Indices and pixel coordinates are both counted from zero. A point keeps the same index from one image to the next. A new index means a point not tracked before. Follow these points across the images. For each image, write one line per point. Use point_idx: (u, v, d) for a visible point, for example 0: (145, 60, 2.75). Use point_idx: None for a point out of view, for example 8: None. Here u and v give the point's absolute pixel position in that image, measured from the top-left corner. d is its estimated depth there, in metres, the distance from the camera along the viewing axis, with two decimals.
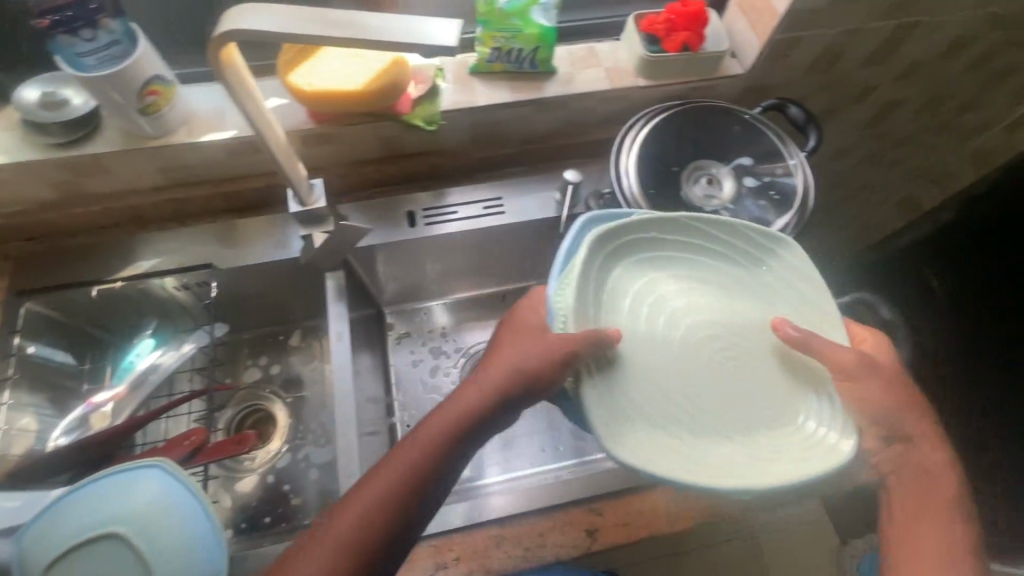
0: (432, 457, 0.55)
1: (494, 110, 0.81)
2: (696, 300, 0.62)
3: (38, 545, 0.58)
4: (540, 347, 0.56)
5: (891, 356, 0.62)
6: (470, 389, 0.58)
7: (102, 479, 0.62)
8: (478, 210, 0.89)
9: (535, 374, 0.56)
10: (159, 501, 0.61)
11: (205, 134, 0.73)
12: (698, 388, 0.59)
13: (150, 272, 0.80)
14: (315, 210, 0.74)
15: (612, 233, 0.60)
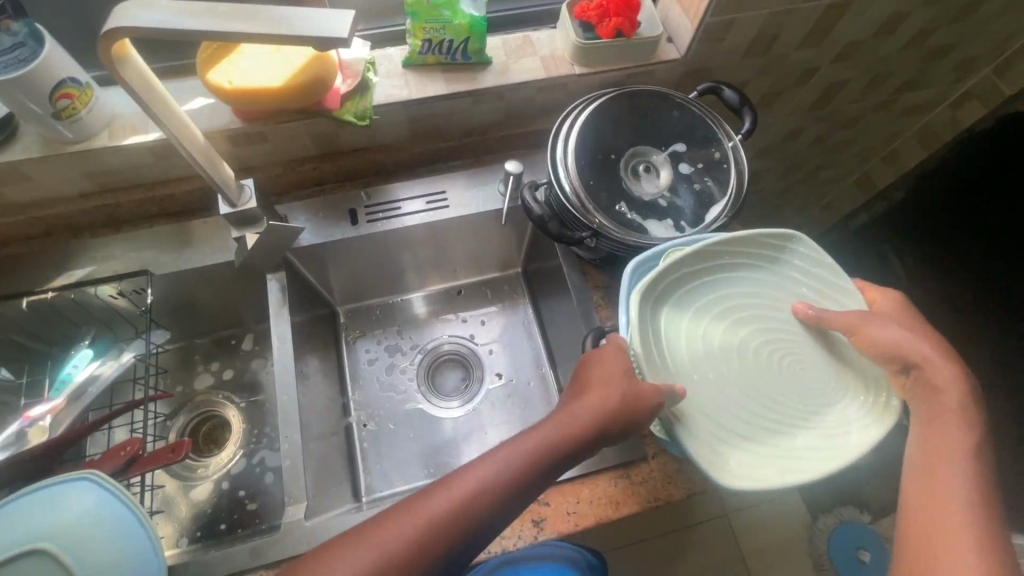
0: (508, 482, 0.53)
1: (430, 103, 0.80)
2: (743, 310, 0.65)
3: None
4: (629, 386, 0.57)
5: (904, 307, 0.64)
6: (556, 418, 0.57)
7: (27, 496, 0.60)
8: (427, 204, 0.88)
9: (624, 412, 0.56)
10: (88, 514, 0.59)
11: (128, 137, 0.72)
12: (771, 393, 0.61)
13: (83, 280, 0.78)
14: (246, 209, 0.72)
15: (657, 277, 0.63)
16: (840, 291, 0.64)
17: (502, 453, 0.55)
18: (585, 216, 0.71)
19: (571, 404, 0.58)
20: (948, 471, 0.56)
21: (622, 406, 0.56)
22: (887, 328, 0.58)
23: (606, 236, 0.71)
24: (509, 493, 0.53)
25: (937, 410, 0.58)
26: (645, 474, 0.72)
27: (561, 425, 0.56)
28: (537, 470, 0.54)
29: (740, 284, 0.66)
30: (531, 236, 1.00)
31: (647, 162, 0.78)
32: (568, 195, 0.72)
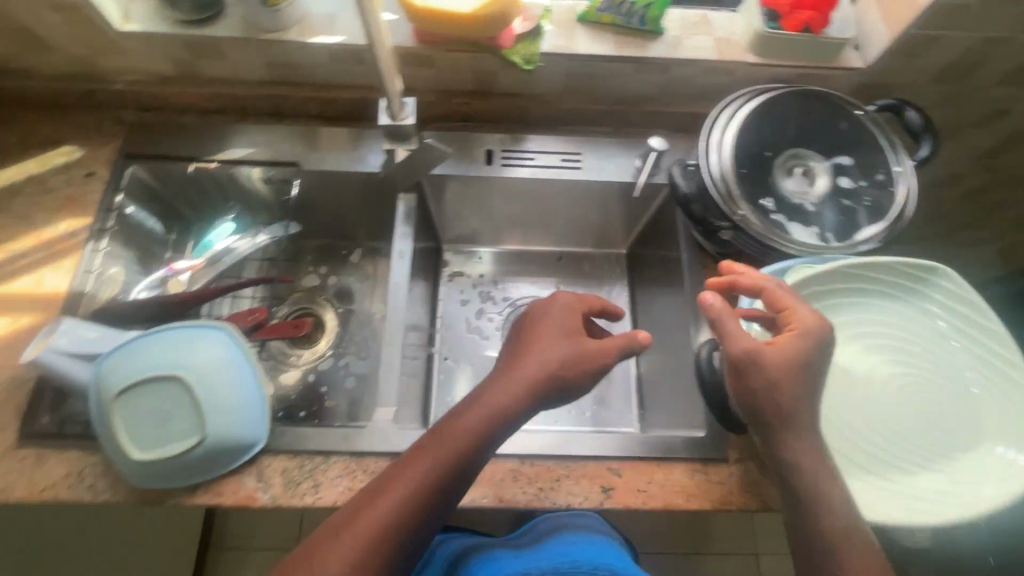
0: (463, 451, 0.56)
1: (595, 62, 0.79)
2: (872, 339, 0.62)
3: (114, 373, 0.63)
4: (570, 348, 0.62)
5: (805, 341, 0.53)
6: (496, 386, 0.60)
7: (170, 330, 0.66)
8: (559, 161, 0.88)
9: (565, 372, 0.61)
10: (218, 359, 0.65)
11: (315, 36, 0.76)
12: (891, 427, 0.58)
13: (241, 159, 0.85)
14: (402, 125, 0.76)
15: (784, 290, 0.62)
16: (983, 333, 0.60)
17: (443, 434, 0.57)
18: (727, 206, 0.69)
19: (509, 372, 0.61)
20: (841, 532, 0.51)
21: (567, 367, 0.61)
22: (762, 375, 0.52)
23: (746, 231, 0.69)
24: (469, 456, 0.56)
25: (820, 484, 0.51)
26: (722, 476, 0.70)
27: (500, 392, 0.60)
28: (489, 431, 0.58)
29: (890, 314, 0.63)
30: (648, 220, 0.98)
31: (806, 166, 0.74)
32: (715, 181, 0.70)
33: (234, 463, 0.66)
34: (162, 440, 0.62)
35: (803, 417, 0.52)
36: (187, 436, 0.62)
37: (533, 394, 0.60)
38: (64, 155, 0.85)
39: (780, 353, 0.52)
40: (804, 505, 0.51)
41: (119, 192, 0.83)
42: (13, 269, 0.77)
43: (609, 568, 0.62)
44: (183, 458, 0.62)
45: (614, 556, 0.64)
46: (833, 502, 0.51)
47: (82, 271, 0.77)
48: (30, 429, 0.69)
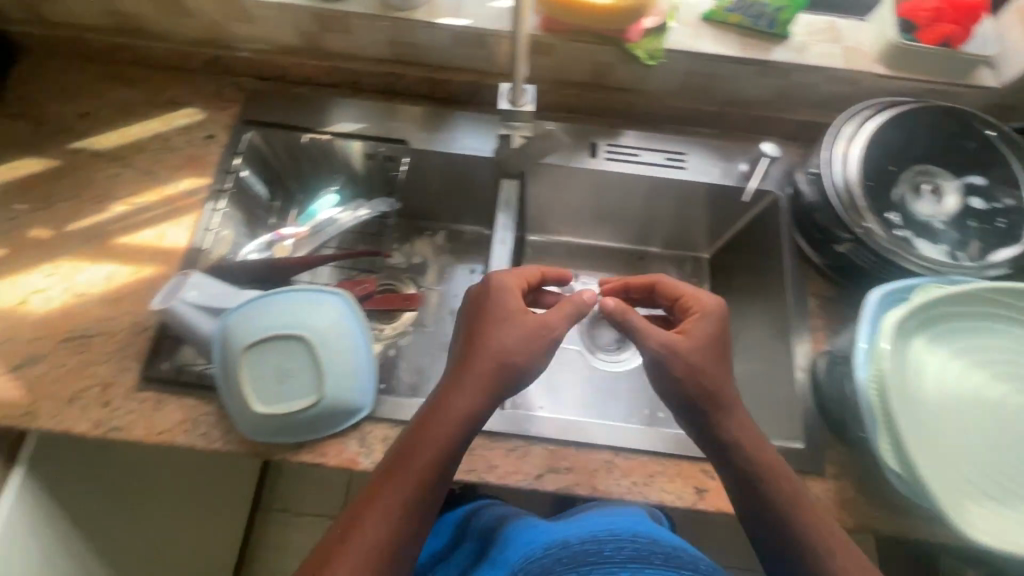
0: (431, 465, 0.58)
1: (716, 62, 0.79)
2: (1005, 365, 0.60)
3: (241, 329, 0.66)
4: (519, 336, 0.62)
5: (706, 321, 0.66)
6: (453, 391, 0.61)
7: (292, 293, 0.68)
8: (664, 159, 0.87)
9: (518, 353, 0.62)
10: (332, 323, 0.68)
11: (443, 17, 0.78)
12: (1016, 455, 0.58)
13: (353, 134, 0.87)
14: (519, 111, 0.77)
15: (917, 310, 0.60)
16: None
17: (415, 443, 0.59)
18: (852, 219, 0.69)
19: (461, 379, 0.61)
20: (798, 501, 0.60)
21: (519, 355, 0.62)
22: (687, 360, 0.62)
23: (868, 244, 0.68)
24: (438, 464, 0.58)
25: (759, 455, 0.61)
26: (819, 490, 0.70)
27: (461, 399, 0.60)
28: (455, 439, 0.59)
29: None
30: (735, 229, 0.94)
31: (931, 183, 0.73)
32: (840, 192, 0.70)
33: (345, 423, 0.69)
34: (282, 397, 0.65)
35: (726, 392, 0.62)
36: (306, 395, 0.66)
37: (489, 390, 0.61)
38: (186, 116, 0.88)
39: (694, 341, 0.64)
40: (747, 470, 0.61)
41: (237, 156, 0.86)
42: (137, 221, 0.81)
43: (652, 538, 0.61)
44: (301, 415, 0.66)
45: (657, 530, 0.63)
46: (768, 461, 0.61)
47: (201, 229, 0.80)
48: (150, 374, 0.72)
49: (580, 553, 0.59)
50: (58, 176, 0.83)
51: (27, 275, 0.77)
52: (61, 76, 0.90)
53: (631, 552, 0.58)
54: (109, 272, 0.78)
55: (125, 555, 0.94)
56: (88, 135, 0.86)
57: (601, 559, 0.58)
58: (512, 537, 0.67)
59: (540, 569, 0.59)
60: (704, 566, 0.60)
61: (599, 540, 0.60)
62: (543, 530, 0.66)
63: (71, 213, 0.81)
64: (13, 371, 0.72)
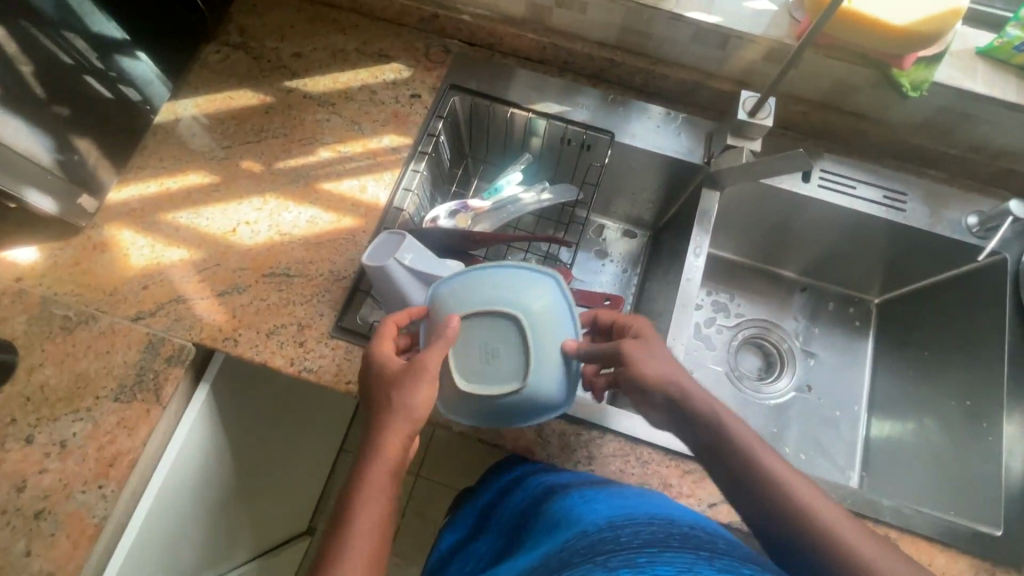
0: (364, 538, 0.51)
1: (985, 104, 0.71)
2: None
3: (454, 297, 0.66)
4: (417, 380, 0.57)
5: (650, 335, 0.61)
6: (369, 454, 0.55)
7: (507, 268, 0.67)
8: (882, 196, 0.81)
9: (404, 395, 0.56)
10: (545, 308, 0.65)
11: (692, 11, 0.74)
12: None
13: (559, 115, 0.84)
14: (754, 123, 0.72)
15: None
16: None
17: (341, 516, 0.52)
18: None
19: (374, 435, 0.56)
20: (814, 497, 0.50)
21: (413, 396, 0.57)
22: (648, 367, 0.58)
23: None
24: (373, 541, 0.51)
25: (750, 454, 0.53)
26: None
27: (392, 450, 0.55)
28: (376, 504, 0.53)
29: None
30: (931, 280, 0.87)
31: None
32: None
33: (540, 414, 0.65)
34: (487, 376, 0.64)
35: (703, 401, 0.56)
36: (508, 381, 0.64)
37: (399, 438, 0.55)
38: (395, 71, 0.88)
39: (642, 348, 0.59)
40: (738, 471, 0.53)
41: (439, 119, 0.85)
42: (341, 169, 0.82)
43: (669, 519, 0.50)
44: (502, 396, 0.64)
45: (684, 515, 0.52)
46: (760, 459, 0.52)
47: (402, 188, 0.81)
48: (344, 323, 0.73)
49: (594, 543, 0.47)
50: (270, 112, 0.85)
51: (238, 205, 0.80)
52: (281, 13, 0.91)
53: (649, 536, 0.47)
54: (313, 215, 0.79)
55: (259, 480, 0.98)
56: (301, 76, 0.87)
57: (617, 547, 0.46)
58: (539, 524, 0.57)
59: (553, 565, 0.48)
60: (727, 549, 0.45)
61: (617, 526, 0.49)
62: (562, 514, 0.56)
63: (281, 151, 0.83)
64: (220, 295, 0.75)
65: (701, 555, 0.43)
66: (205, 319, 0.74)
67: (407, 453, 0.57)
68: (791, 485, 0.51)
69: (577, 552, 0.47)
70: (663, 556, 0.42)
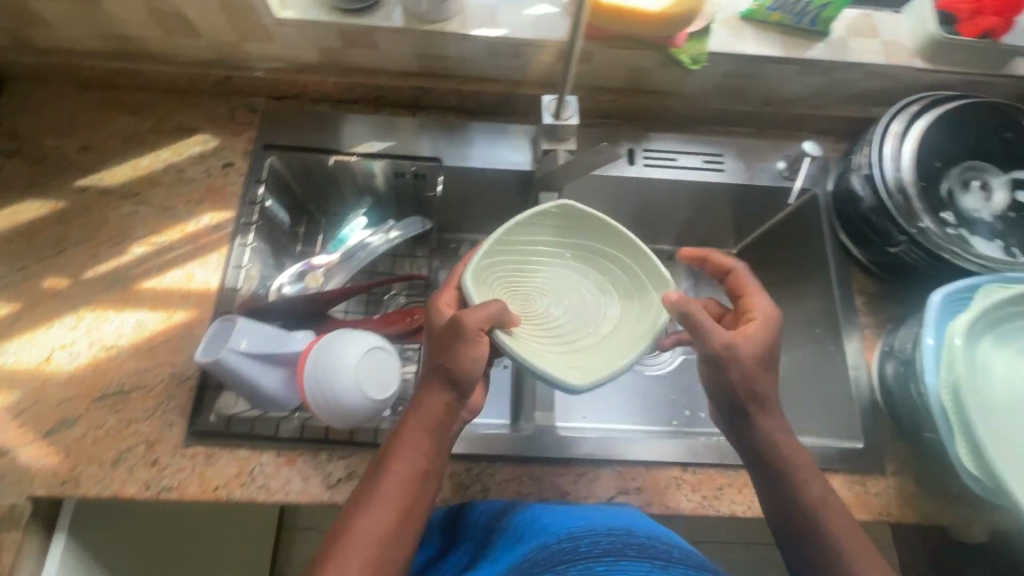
0: (403, 482, 0.53)
1: (760, 63, 0.77)
2: None
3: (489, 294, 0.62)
4: (458, 332, 0.56)
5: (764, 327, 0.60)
6: (420, 403, 0.57)
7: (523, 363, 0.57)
8: (702, 162, 0.86)
9: (452, 359, 0.56)
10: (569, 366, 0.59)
11: (477, 28, 0.74)
12: None
13: (383, 154, 0.82)
14: (563, 125, 0.74)
15: (982, 311, 0.61)
16: None
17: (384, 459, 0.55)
18: (908, 219, 0.68)
19: (425, 383, 0.57)
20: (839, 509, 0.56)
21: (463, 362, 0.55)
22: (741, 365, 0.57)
23: (922, 244, 0.68)
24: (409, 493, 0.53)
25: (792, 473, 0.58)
26: (881, 488, 0.71)
27: (430, 407, 0.56)
28: (420, 454, 0.54)
29: None
30: None
31: (982, 179, 0.72)
32: (891, 190, 0.70)
33: (654, 257, 0.64)
34: (575, 227, 0.67)
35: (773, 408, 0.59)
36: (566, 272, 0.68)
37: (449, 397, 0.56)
38: (200, 143, 0.82)
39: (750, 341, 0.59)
40: (788, 477, 0.58)
41: (260, 184, 0.80)
42: (161, 262, 0.76)
43: (628, 527, 0.52)
44: (607, 228, 0.66)
45: (639, 524, 0.53)
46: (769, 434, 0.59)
47: (232, 267, 0.76)
48: (197, 428, 0.68)
49: (555, 553, 0.48)
50: (66, 218, 0.77)
51: (49, 330, 0.71)
52: (55, 107, 0.83)
53: (608, 547, 0.48)
54: (138, 319, 0.73)
55: None
56: (94, 171, 0.80)
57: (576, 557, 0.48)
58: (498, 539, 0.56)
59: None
60: (682, 556, 0.48)
61: (578, 538, 0.50)
62: (529, 526, 0.55)
63: (88, 258, 0.75)
64: (46, 437, 0.67)
65: (655, 563, 0.46)
66: (34, 468, 0.65)
67: (449, 416, 0.56)
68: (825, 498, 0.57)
69: (537, 564, 0.48)
70: (621, 566, 0.45)
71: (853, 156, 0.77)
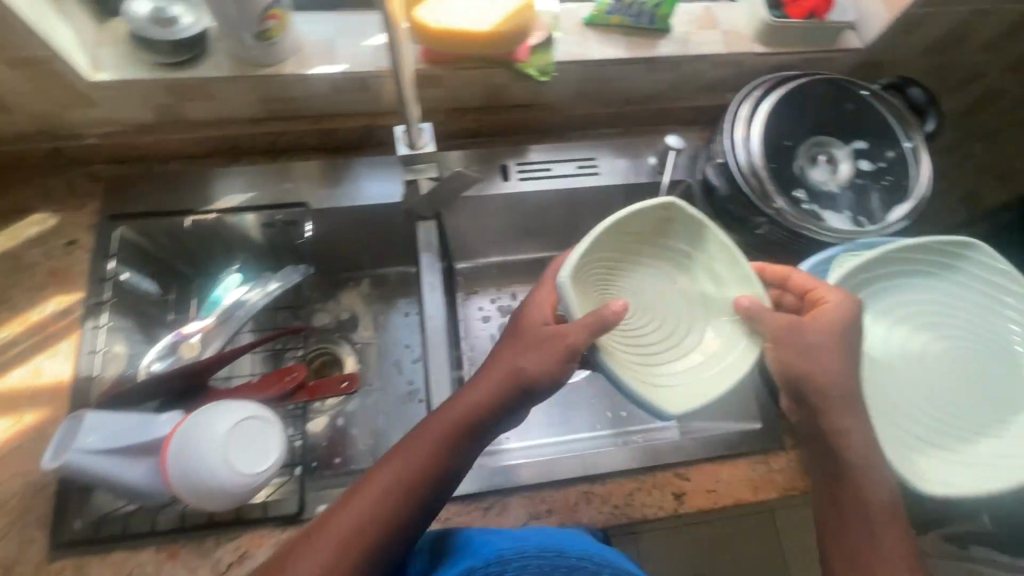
0: (424, 471, 0.56)
1: (609, 66, 0.78)
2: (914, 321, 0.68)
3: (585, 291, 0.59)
4: (542, 342, 0.57)
5: (841, 313, 0.59)
6: (466, 394, 0.58)
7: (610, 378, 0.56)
8: (575, 168, 0.86)
9: (527, 366, 0.57)
10: (661, 392, 0.57)
11: (315, 66, 0.71)
12: (942, 404, 0.64)
13: (244, 206, 0.78)
14: (420, 153, 0.71)
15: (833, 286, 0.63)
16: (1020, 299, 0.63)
17: (414, 443, 0.57)
18: (765, 201, 0.70)
19: (481, 375, 0.59)
20: (889, 530, 0.57)
21: (533, 367, 0.56)
22: (805, 345, 0.57)
23: (782, 223, 0.70)
24: (424, 482, 0.55)
25: (850, 488, 0.58)
26: (783, 463, 0.74)
27: (475, 399, 0.58)
28: (451, 447, 0.57)
29: (932, 291, 0.67)
30: None
31: (827, 153, 0.76)
32: (744, 174, 0.71)
33: (761, 288, 0.60)
34: (669, 228, 0.64)
35: (857, 412, 0.57)
36: (656, 282, 0.66)
37: (499, 399, 0.57)
38: (36, 224, 0.75)
39: (823, 322, 0.58)
40: (850, 490, 0.58)
41: (110, 259, 0.74)
42: (4, 362, 0.69)
43: (557, 548, 0.57)
44: (710, 233, 0.62)
45: (573, 542, 0.58)
46: (840, 436, 0.57)
47: (86, 352, 0.70)
48: (61, 540, 0.62)
49: None
50: None
51: None
52: None
53: None
54: None
55: None
56: None
57: None
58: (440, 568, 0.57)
59: None
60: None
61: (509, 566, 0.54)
62: (466, 547, 0.59)
63: None
64: None
65: None
66: None
67: (492, 417, 0.58)
68: (887, 514, 0.57)
69: None
70: None
71: (712, 144, 0.78)
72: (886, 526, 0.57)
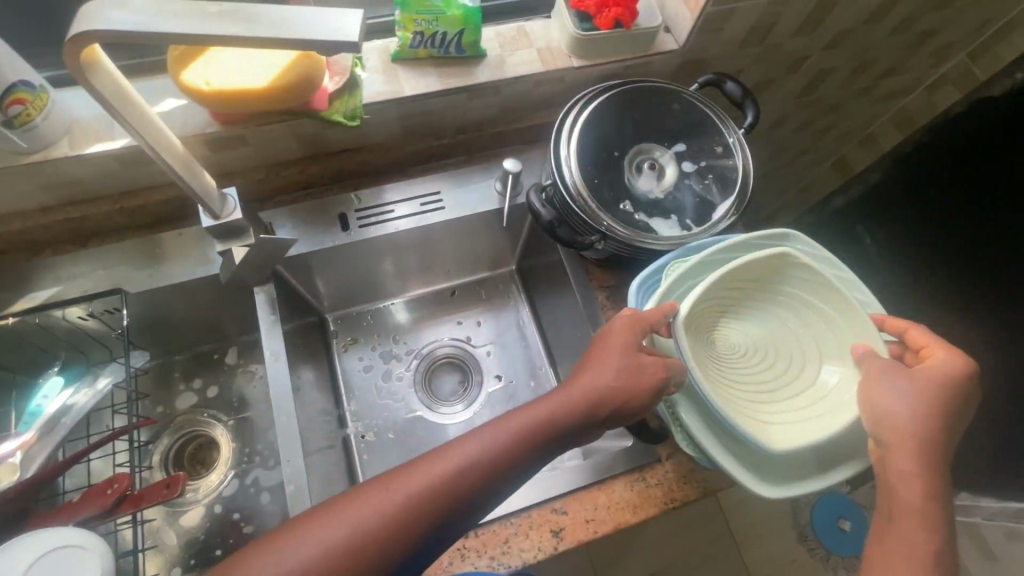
0: (469, 474, 0.53)
1: (425, 99, 0.75)
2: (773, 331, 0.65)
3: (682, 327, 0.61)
4: (624, 367, 0.57)
5: (954, 371, 0.57)
6: (539, 405, 0.57)
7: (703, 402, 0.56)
8: (418, 206, 0.83)
9: (621, 392, 0.56)
10: (772, 433, 0.58)
11: (90, 145, 0.65)
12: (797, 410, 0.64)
13: (50, 301, 0.71)
14: (230, 222, 0.66)
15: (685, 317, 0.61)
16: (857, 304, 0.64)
17: (469, 446, 0.54)
18: (592, 219, 0.69)
19: (560, 389, 0.58)
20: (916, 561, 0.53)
21: (615, 392, 0.56)
22: (896, 388, 0.55)
23: (614, 238, 0.69)
24: (466, 494, 0.52)
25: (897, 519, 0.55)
26: (660, 476, 0.72)
27: (545, 409, 0.56)
28: (506, 462, 0.54)
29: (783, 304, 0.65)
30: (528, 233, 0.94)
31: (651, 159, 0.76)
32: (573, 194, 0.69)
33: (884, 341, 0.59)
34: (784, 268, 0.63)
35: (925, 455, 0.55)
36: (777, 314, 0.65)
37: (572, 419, 0.56)
38: None
39: (928, 374, 0.57)
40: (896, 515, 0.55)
41: None
42: None
43: None
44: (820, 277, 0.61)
45: None
46: (898, 472, 0.55)
47: None
48: None
49: None
50: None
51: None
52: None
53: None
54: None
55: None
56: None
57: None
58: None
59: None
60: None
61: None
62: None
63: None
64: None
65: None
66: None
67: (556, 437, 0.56)
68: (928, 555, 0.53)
69: None
70: None
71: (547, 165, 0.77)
72: (921, 572, 0.52)
